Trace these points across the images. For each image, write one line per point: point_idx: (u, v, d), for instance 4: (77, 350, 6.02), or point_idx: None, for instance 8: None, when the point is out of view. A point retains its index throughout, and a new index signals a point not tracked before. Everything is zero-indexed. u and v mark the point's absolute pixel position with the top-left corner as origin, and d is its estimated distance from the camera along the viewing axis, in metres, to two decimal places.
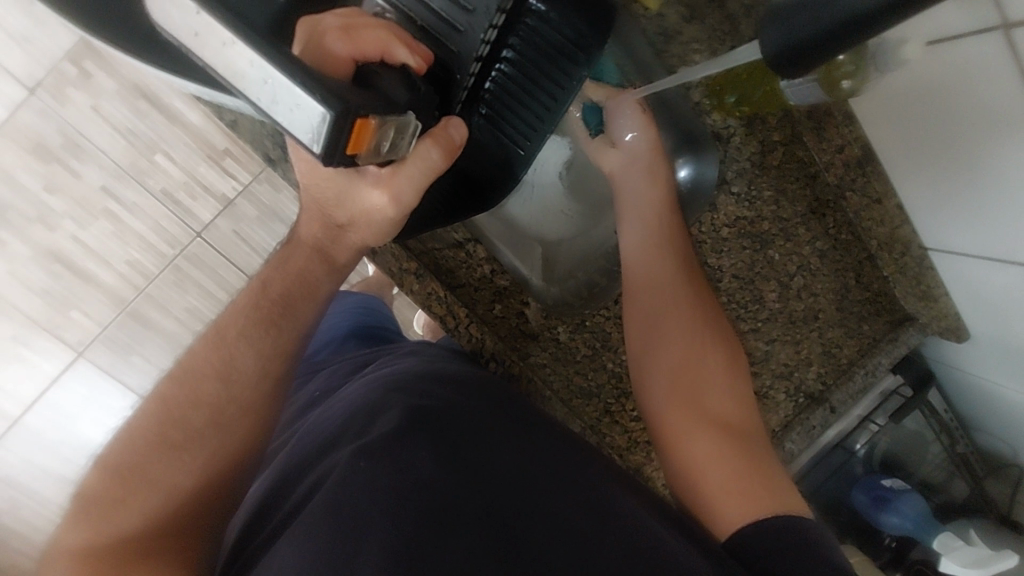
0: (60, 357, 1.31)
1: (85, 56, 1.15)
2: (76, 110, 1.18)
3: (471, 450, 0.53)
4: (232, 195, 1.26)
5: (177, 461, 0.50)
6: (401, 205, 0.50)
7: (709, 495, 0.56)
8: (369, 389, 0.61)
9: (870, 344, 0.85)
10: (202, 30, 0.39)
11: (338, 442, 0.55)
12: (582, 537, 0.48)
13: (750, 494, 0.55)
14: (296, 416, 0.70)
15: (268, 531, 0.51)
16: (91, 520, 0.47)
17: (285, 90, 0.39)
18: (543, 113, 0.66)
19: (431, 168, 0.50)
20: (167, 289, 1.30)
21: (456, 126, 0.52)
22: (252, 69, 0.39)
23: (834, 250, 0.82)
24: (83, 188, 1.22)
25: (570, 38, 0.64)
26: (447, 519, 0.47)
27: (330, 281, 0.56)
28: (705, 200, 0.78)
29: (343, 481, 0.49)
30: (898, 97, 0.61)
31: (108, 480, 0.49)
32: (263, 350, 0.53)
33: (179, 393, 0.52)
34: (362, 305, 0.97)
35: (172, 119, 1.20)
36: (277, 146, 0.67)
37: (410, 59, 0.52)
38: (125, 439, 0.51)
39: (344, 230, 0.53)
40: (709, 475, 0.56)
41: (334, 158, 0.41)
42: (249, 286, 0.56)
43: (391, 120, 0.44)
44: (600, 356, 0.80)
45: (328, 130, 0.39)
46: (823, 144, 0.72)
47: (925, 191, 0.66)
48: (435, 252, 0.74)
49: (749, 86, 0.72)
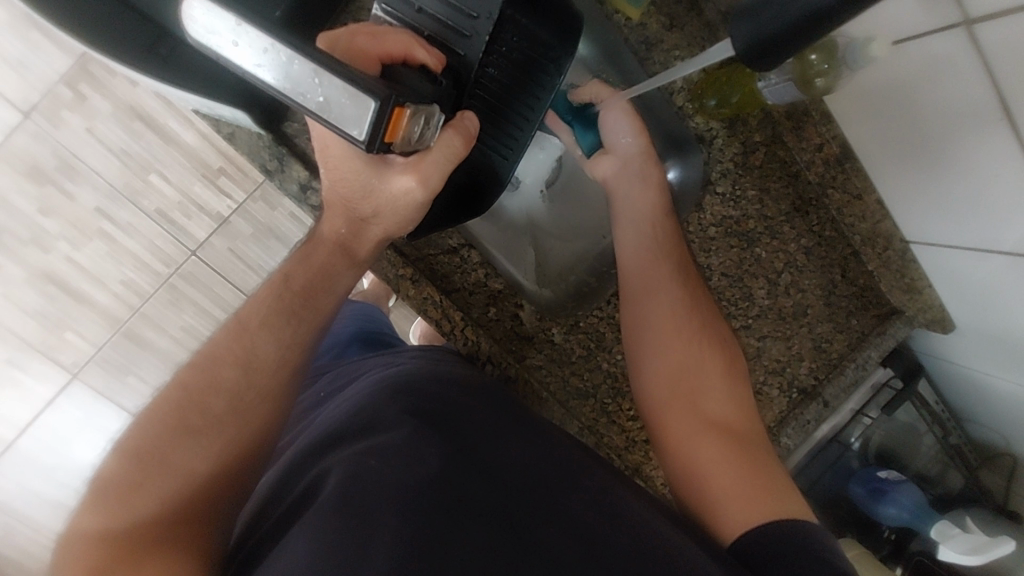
0: (55, 379, 1.31)
1: (80, 79, 1.17)
2: (72, 133, 1.19)
3: (478, 447, 0.54)
4: (227, 214, 1.27)
5: (198, 446, 0.50)
6: (428, 188, 0.52)
7: (711, 493, 0.57)
8: (372, 390, 0.62)
9: (859, 338, 0.87)
10: (241, 38, 0.41)
11: (339, 441, 0.55)
12: (586, 524, 0.49)
13: (754, 498, 0.55)
14: (301, 415, 0.71)
15: (271, 524, 0.51)
16: (109, 505, 0.47)
17: (329, 83, 0.41)
18: (523, 122, 0.68)
19: (454, 155, 0.52)
20: (163, 308, 1.30)
21: (471, 118, 0.54)
22: (295, 68, 0.41)
23: (819, 246, 0.84)
24: (77, 209, 1.23)
25: (539, 51, 0.67)
26: (460, 510, 0.47)
27: (351, 273, 0.58)
28: (691, 200, 0.80)
29: (338, 479, 0.49)
30: (874, 92, 0.64)
31: (128, 466, 0.49)
32: (285, 339, 0.55)
33: (200, 380, 0.53)
34: (363, 312, 0.99)
35: (167, 139, 1.21)
36: (275, 157, 0.68)
37: (429, 59, 0.55)
38: (143, 424, 0.51)
39: (367, 222, 0.55)
40: (710, 472, 0.58)
41: (375, 146, 0.43)
42: (272, 278, 0.57)
43: (421, 109, 0.47)
44: (596, 357, 0.81)
45: (372, 116, 0.41)
46: (802, 144, 0.74)
47: (907, 193, 0.69)
48: (431, 257, 0.75)
49: (729, 89, 0.73)
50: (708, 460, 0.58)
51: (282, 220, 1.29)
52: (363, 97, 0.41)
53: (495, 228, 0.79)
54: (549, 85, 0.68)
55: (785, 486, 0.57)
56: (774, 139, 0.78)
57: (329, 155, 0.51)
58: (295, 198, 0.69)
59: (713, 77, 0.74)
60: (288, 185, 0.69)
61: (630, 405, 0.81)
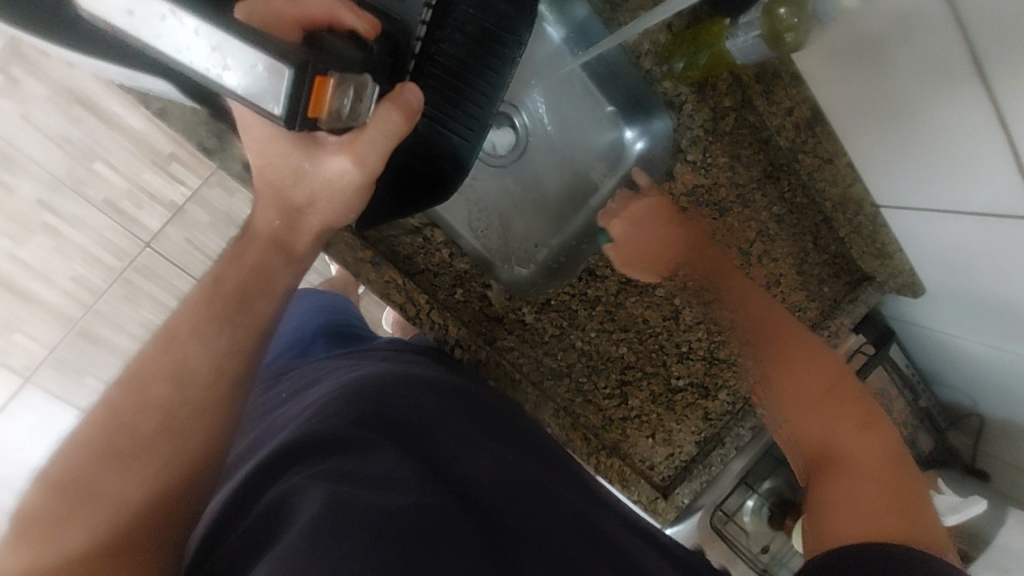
0: (5, 384, 1.23)
1: (11, 61, 1.08)
2: (5, 120, 1.11)
3: (440, 463, 0.52)
4: (182, 201, 1.21)
5: (128, 474, 0.46)
6: (365, 169, 0.49)
7: (830, 528, 0.52)
8: (332, 398, 0.58)
9: (832, 306, 0.84)
10: (136, 7, 0.38)
11: (299, 452, 0.50)
12: (557, 542, 0.50)
13: (872, 521, 0.50)
14: (259, 421, 0.67)
15: (231, 544, 0.46)
16: (30, 544, 0.43)
17: (241, 55, 0.39)
18: (484, 100, 0.67)
19: (393, 132, 0.49)
20: (119, 304, 1.23)
21: (412, 90, 0.51)
22: (199, 38, 0.38)
23: (791, 213, 0.81)
24: (17, 203, 1.15)
25: (493, 23, 0.66)
26: (431, 538, 0.44)
27: (287, 271, 0.54)
28: (659, 172, 0.77)
29: (315, 512, 0.43)
30: (844, 48, 0.61)
31: (53, 499, 0.44)
32: (220, 348, 0.51)
33: (127, 398, 0.48)
34: (328, 302, 0.96)
35: (111, 124, 1.14)
36: (213, 133, 0.64)
37: (359, 24, 0.52)
38: (70, 450, 0.47)
39: (305, 211, 0.52)
40: (825, 503, 0.53)
41: (296, 121, 0.41)
42: (202, 281, 0.53)
43: (348, 80, 0.44)
44: (569, 335, 0.78)
45: (287, 89, 0.40)
46: (773, 107, 0.71)
47: (889, 165, 0.67)
48: (392, 239, 0.70)
49: (695, 48, 0.68)
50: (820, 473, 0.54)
51: (241, 206, 1.23)
52: (278, 67, 0.39)
53: (457, 207, 0.76)
54: (508, 58, 0.66)
55: (914, 508, 0.51)
56: (743, 103, 0.73)
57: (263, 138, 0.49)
58: (239, 179, 0.65)
59: (681, 38, 0.70)
60: (230, 165, 0.65)
61: (606, 384, 0.79)
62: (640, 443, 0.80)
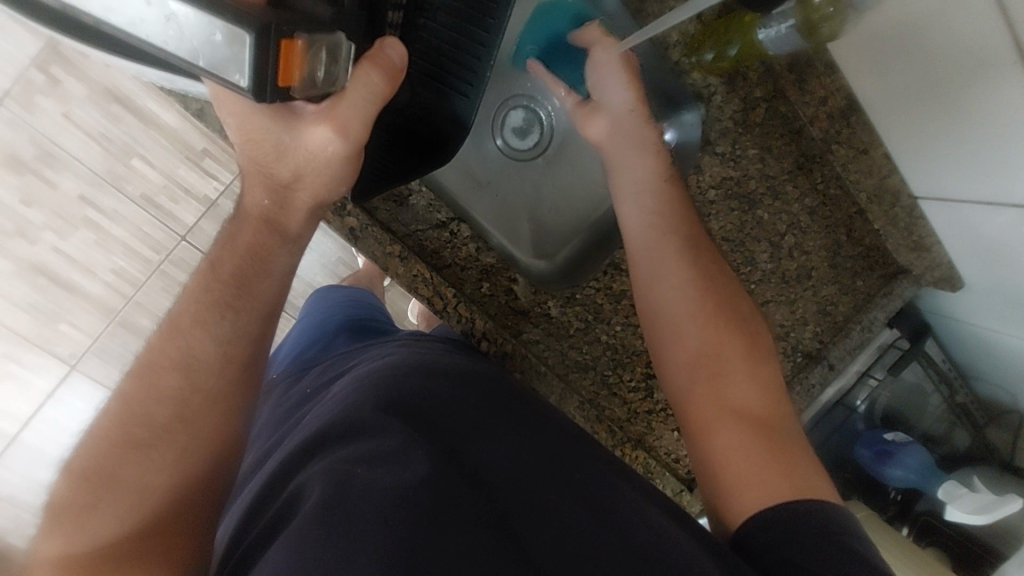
0: (53, 372, 1.29)
1: (53, 62, 1.13)
2: (48, 118, 1.15)
3: (458, 443, 0.52)
4: (215, 196, 1.24)
5: (147, 462, 0.49)
6: (349, 139, 0.49)
7: (731, 485, 0.54)
8: (354, 390, 0.59)
9: (865, 300, 0.82)
10: None
11: (322, 443, 0.53)
12: (573, 525, 0.47)
13: (773, 480, 0.52)
14: (287, 415, 0.69)
15: (261, 528, 0.49)
16: (64, 530, 0.46)
17: (192, 22, 0.37)
18: (481, 50, 0.64)
19: (376, 94, 0.48)
20: (155, 295, 1.27)
21: (394, 47, 0.49)
22: (151, 9, 0.36)
23: (824, 205, 0.79)
24: (61, 198, 1.20)
25: None
26: (442, 517, 0.45)
27: (284, 252, 0.54)
28: (691, 161, 0.75)
29: (318, 494, 0.46)
30: (878, 35, 0.60)
31: (80, 487, 0.48)
32: (223, 336, 0.52)
33: (138, 390, 0.51)
34: (355, 298, 0.98)
35: (148, 122, 1.18)
36: None
37: None
38: (95, 439, 0.50)
39: (292, 188, 0.52)
40: (733, 467, 0.54)
41: (266, 93, 0.40)
42: (199, 269, 0.55)
43: (321, 41, 0.42)
44: (594, 329, 0.78)
45: (251, 56, 0.38)
46: (806, 97, 0.70)
47: (923, 149, 0.65)
48: (419, 234, 0.72)
49: (725, 39, 0.67)
50: (724, 439, 0.56)
51: None
52: (235, 31, 0.37)
53: (490, 204, 0.79)
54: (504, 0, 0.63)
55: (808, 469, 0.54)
56: (777, 92, 0.72)
57: (252, 123, 0.47)
58: None
59: (710, 27, 0.69)
60: None
61: (631, 376, 0.78)
62: (666, 437, 0.79)
